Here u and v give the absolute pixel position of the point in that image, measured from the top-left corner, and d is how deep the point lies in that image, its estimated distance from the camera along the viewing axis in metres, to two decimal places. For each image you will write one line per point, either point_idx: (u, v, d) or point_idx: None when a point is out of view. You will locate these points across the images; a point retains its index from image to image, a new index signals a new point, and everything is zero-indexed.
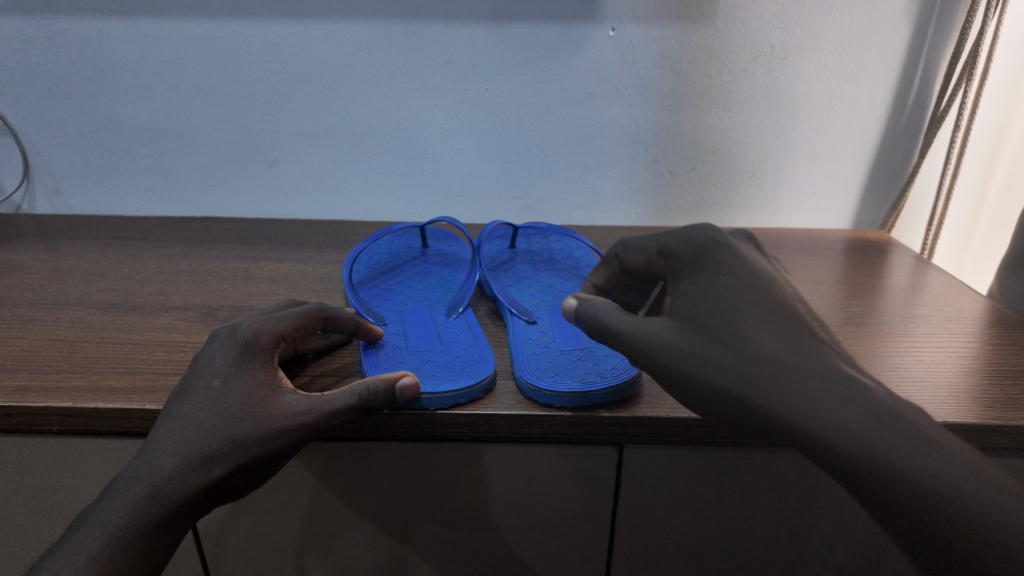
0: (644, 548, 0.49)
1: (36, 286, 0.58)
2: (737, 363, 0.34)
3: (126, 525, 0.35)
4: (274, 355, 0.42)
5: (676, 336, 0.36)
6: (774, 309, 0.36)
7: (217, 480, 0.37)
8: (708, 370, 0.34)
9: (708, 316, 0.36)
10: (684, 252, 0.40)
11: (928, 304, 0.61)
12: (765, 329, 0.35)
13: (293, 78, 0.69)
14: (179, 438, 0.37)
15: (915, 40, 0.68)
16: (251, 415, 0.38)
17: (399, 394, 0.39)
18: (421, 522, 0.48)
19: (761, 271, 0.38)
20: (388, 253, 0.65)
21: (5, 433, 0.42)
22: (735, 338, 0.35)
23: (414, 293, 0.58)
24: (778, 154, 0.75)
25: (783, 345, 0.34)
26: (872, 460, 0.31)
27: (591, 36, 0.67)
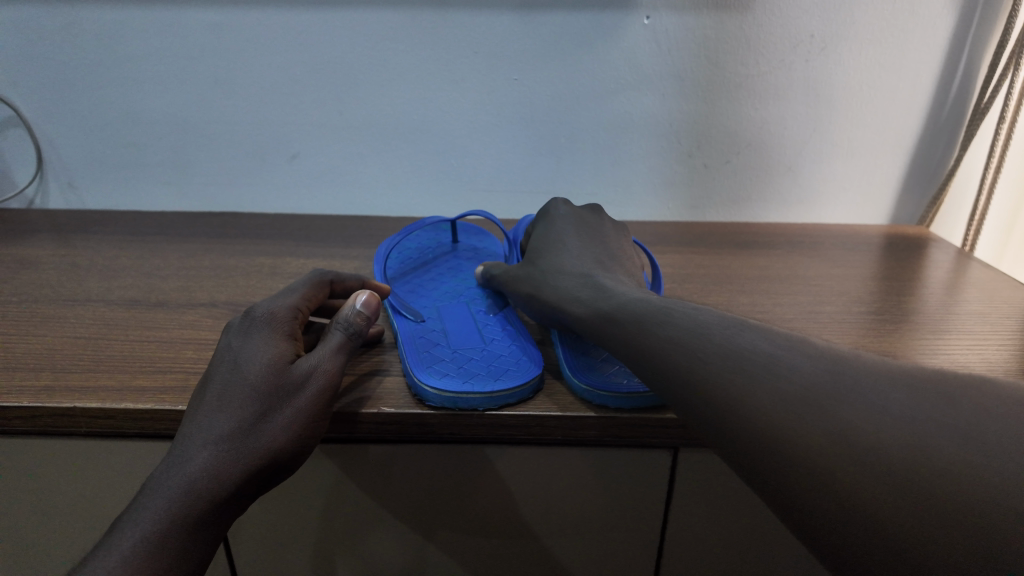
0: (690, 555, 0.47)
1: (55, 282, 0.56)
2: (538, 277, 0.47)
3: (165, 520, 0.32)
4: (293, 328, 0.41)
5: (515, 271, 0.51)
6: (587, 243, 0.50)
7: (254, 466, 0.34)
8: (524, 286, 0.48)
9: (534, 253, 0.50)
10: (540, 224, 0.54)
11: (979, 301, 0.59)
12: (570, 250, 0.49)
13: (316, 68, 0.67)
14: (207, 426, 0.35)
15: (959, 27, 0.65)
16: (276, 386, 0.36)
17: (376, 314, 0.42)
18: (458, 528, 0.46)
19: (589, 226, 0.53)
20: (419, 248, 0.63)
21: (30, 435, 0.40)
22: (545, 260, 0.49)
23: (449, 289, 0.56)
24: (815, 146, 0.73)
25: (572, 264, 0.47)
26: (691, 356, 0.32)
27: (626, 25, 0.65)
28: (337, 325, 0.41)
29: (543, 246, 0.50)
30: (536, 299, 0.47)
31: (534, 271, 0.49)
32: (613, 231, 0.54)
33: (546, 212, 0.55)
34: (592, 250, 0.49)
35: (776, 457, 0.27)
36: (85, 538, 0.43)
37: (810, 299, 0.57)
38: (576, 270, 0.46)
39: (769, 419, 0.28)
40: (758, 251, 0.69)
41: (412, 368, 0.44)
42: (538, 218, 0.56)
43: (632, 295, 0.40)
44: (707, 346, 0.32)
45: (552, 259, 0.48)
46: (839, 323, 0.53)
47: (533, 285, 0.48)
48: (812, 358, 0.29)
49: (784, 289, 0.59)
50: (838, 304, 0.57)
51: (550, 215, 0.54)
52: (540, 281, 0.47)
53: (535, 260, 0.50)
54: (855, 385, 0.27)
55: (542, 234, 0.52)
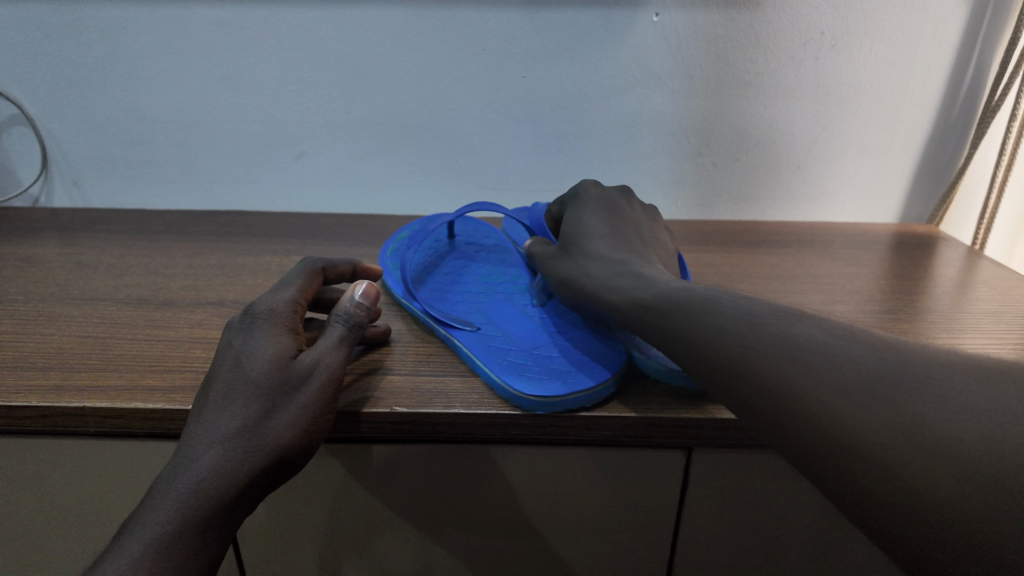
0: (701, 556, 0.47)
1: (61, 281, 0.56)
2: (573, 262, 0.47)
3: (174, 523, 0.32)
4: (295, 321, 0.40)
5: (549, 255, 0.51)
6: (619, 231, 0.50)
7: (262, 464, 0.34)
8: (558, 270, 0.48)
9: (567, 237, 0.50)
10: (572, 207, 0.54)
11: (992, 300, 0.59)
12: (604, 238, 0.48)
13: (323, 66, 0.67)
14: (212, 425, 0.34)
15: (971, 24, 0.65)
16: (280, 384, 0.36)
17: (373, 303, 0.42)
18: (468, 530, 0.46)
19: (620, 214, 0.52)
20: (415, 245, 0.61)
21: (39, 436, 0.39)
22: (579, 245, 0.48)
23: (479, 290, 0.55)
24: (824, 145, 0.72)
25: (608, 251, 0.47)
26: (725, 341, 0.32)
27: (635, 22, 0.64)
28: (338, 319, 0.40)
29: (577, 230, 0.50)
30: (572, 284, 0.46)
31: (569, 256, 0.48)
32: (641, 221, 0.54)
33: (577, 196, 0.55)
34: (625, 236, 0.49)
35: (823, 441, 0.27)
36: (94, 538, 0.42)
37: (821, 298, 0.57)
38: (614, 257, 0.45)
39: (813, 404, 0.28)
40: (768, 250, 0.68)
41: (499, 375, 0.43)
42: (569, 201, 0.56)
43: (668, 282, 0.40)
44: (742, 331, 0.32)
45: (586, 245, 0.48)
46: (852, 322, 0.53)
47: (569, 271, 0.47)
48: (866, 344, 0.29)
49: (796, 288, 0.59)
50: (851, 303, 0.56)
51: (582, 200, 0.54)
52: (576, 266, 0.46)
53: (568, 244, 0.49)
54: (898, 362, 0.28)
55: (574, 217, 0.52)
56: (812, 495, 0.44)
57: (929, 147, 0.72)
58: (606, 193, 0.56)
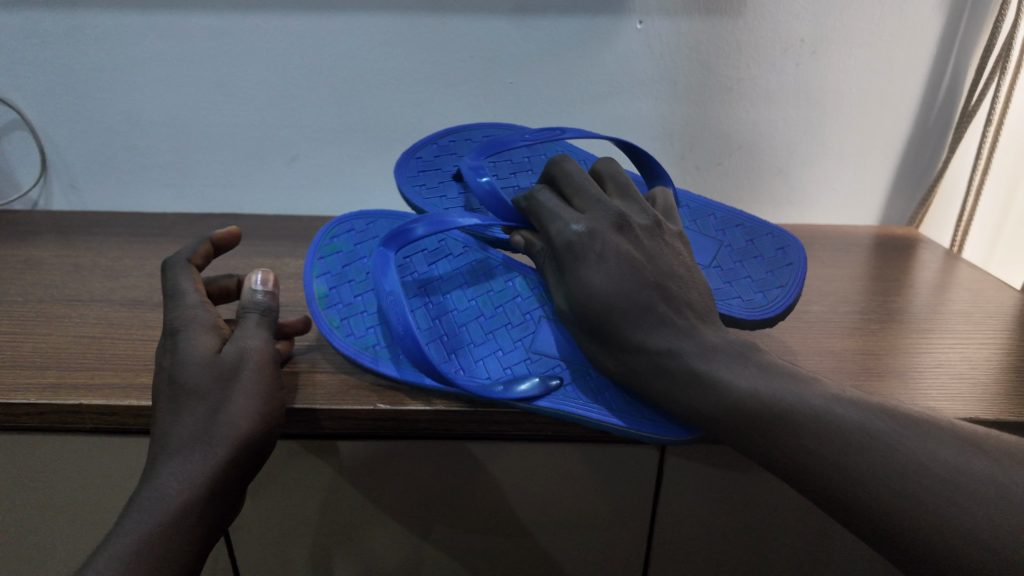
0: (679, 548, 0.49)
1: (59, 283, 0.57)
2: (622, 360, 0.40)
3: (152, 526, 0.33)
4: (211, 317, 0.41)
5: (575, 328, 0.43)
6: (640, 294, 0.40)
7: (227, 456, 0.35)
8: (604, 362, 0.42)
9: (588, 316, 0.41)
10: (561, 248, 0.44)
11: (964, 301, 0.60)
12: (642, 319, 0.40)
13: (315, 73, 0.68)
14: (172, 434, 0.36)
15: (947, 31, 0.66)
16: (217, 384, 0.37)
17: (277, 288, 0.44)
18: (451, 526, 0.47)
19: (631, 257, 0.42)
20: (349, 297, 0.49)
21: (37, 432, 0.41)
22: (616, 335, 0.40)
23: (490, 321, 0.48)
24: (804, 148, 0.74)
25: (657, 348, 0.39)
26: (800, 443, 0.34)
27: (619, 30, 0.66)
28: (248, 308, 0.42)
29: (599, 308, 0.41)
30: (632, 382, 0.40)
31: (610, 345, 0.41)
32: (650, 242, 0.44)
33: (560, 227, 0.44)
34: (649, 303, 0.40)
35: (920, 540, 0.30)
36: (90, 530, 0.44)
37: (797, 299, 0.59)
38: (669, 360, 0.38)
39: (904, 507, 0.31)
40: None
41: (660, 431, 0.40)
42: (550, 229, 0.45)
43: (722, 371, 0.37)
44: (817, 428, 0.34)
45: (624, 336, 0.40)
46: (825, 322, 0.55)
47: (624, 369, 0.40)
48: (906, 419, 0.34)
49: None
50: (824, 302, 0.58)
51: (572, 236, 0.43)
52: (634, 367, 0.40)
53: (595, 323, 0.41)
54: (958, 454, 0.32)
55: (578, 276, 0.42)
56: (783, 492, 0.45)
57: (908, 151, 0.74)
58: (590, 204, 0.45)
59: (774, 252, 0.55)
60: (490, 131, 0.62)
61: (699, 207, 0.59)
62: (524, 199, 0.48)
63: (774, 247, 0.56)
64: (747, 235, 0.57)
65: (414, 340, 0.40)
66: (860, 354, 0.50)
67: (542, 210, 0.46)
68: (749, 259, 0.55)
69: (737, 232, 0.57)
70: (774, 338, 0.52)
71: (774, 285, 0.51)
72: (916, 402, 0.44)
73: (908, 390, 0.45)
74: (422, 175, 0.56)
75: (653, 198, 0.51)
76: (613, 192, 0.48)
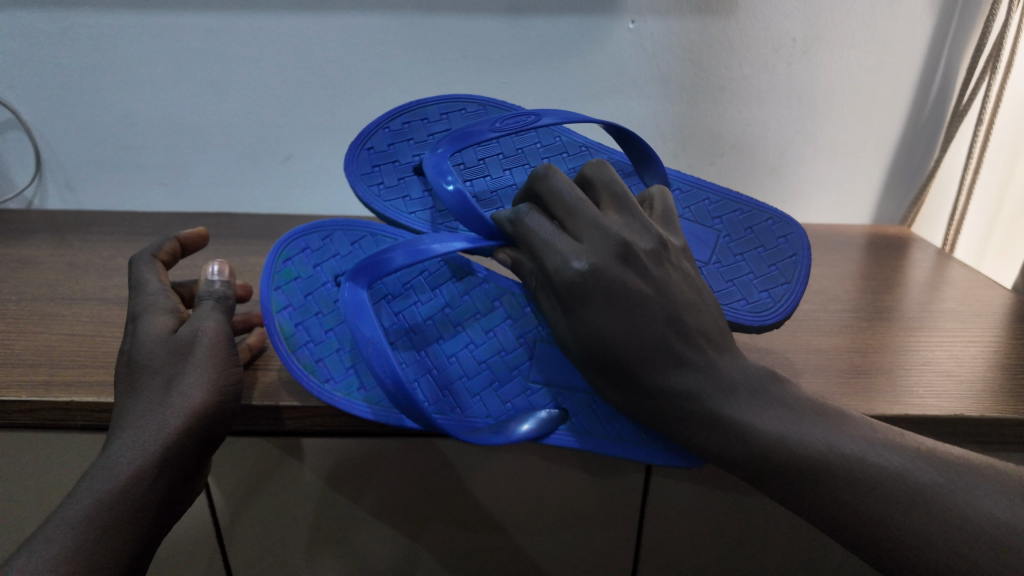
0: (666, 535, 0.50)
1: (52, 281, 0.58)
2: (638, 403, 0.38)
3: (106, 492, 0.34)
4: (172, 303, 0.44)
5: (580, 363, 0.40)
6: (655, 336, 0.37)
7: (180, 427, 0.37)
8: (616, 400, 0.39)
9: (599, 359, 0.38)
10: (561, 285, 0.39)
11: (954, 299, 0.61)
12: (659, 363, 0.37)
13: (308, 72, 0.68)
14: (129, 410, 0.37)
15: (938, 31, 0.67)
16: (170, 359, 0.39)
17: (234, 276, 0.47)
18: (443, 510, 0.49)
19: (639, 294, 0.38)
20: (319, 333, 0.47)
21: (29, 427, 0.42)
22: (630, 379, 0.37)
23: (480, 352, 0.47)
24: (797, 148, 0.74)
25: (678, 395, 0.36)
26: (835, 490, 0.33)
27: (611, 29, 0.66)
28: (207, 293, 0.44)
29: (612, 352, 0.37)
30: (649, 422, 0.38)
31: (623, 385, 0.38)
32: (658, 270, 0.39)
33: (558, 261, 0.39)
34: (665, 345, 0.37)
35: None
36: None
37: None
38: (692, 407, 0.36)
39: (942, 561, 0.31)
40: None
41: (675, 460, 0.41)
42: (546, 260, 0.40)
43: (746, 414, 0.35)
44: (852, 476, 0.33)
45: (640, 380, 0.37)
46: (814, 320, 0.55)
47: (641, 409, 0.38)
48: (931, 456, 0.34)
49: None
50: (814, 301, 0.58)
51: (575, 274, 0.38)
52: (652, 410, 0.37)
53: (607, 365, 0.38)
54: (995, 504, 0.32)
55: (586, 318, 0.38)
56: None
57: (900, 150, 0.74)
58: (587, 226, 0.40)
59: (775, 241, 0.56)
60: (447, 107, 0.57)
61: (693, 190, 0.57)
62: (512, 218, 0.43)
63: (775, 235, 0.56)
64: (745, 220, 0.56)
65: (407, 396, 0.37)
66: (848, 352, 0.50)
67: (536, 238, 0.41)
68: (750, 251, 0.55)
69: (736, 218, 0.56)
70: (763, 336, 0.53)
71: (779, 282, 0.52)
72: (903, 399, 0.44)
73: (895, 386, 0.46)
74: (378, 172, 0.53)
75: (650, 200, 0.47)
76: (608, 205, 0.42)
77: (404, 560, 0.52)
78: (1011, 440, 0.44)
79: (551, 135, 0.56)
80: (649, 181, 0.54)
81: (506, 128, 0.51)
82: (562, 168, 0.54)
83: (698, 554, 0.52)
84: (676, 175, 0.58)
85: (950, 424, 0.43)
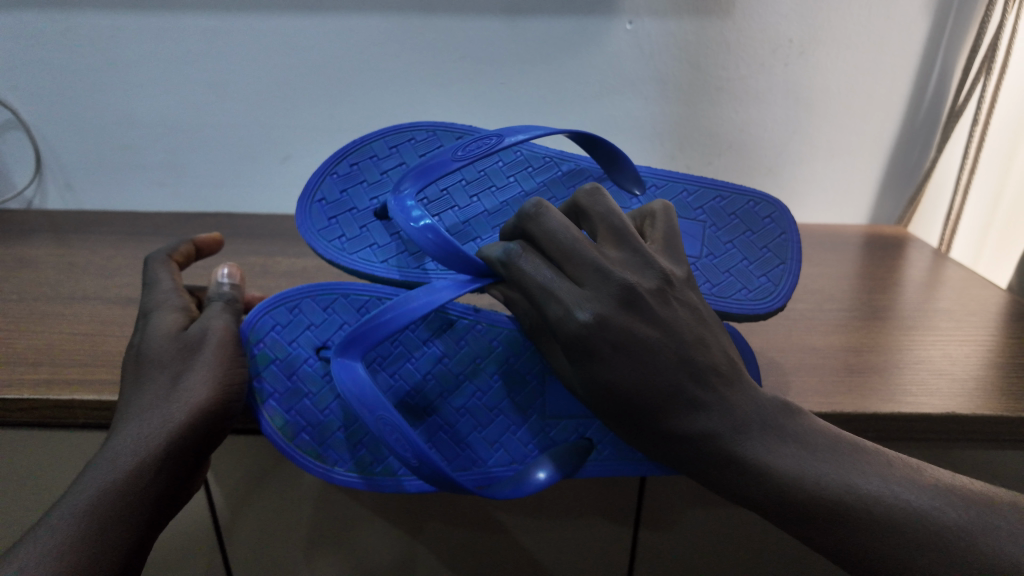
0: (660, 531, 0.51)
1: (53, 281, 0.58)
2: (650, 442, 0.38)
3: (108, 482, 0.35)
4: (183, 301, 0.45)
5: (589, 403, 0.40)
6: (666, 381, 0.37)
7: (184, 421, 0.38)
8: (628, 438, 0.39)
9: (611, 404, 0.38)
10: (563, 335, 0.38)
11: (948, 299, 0.61)
12: (670, 408, 0.36)
13: (307, 73, 0.69)
14: (134, 404, 0.38)
15: (934, 33, 0.67)
16: (177, 356, 0.40)
17: (242, 282, 0.48)
18: (441, 509, 0.50)
19: (646, 340, 0.37)
20: (314, 415, 0.45)
21: (31, 426, 0.43)
22: (643, 423, 0.37)
23: (486, 406, 0.48)
24: (793, 148, 0.75)
25: (691, 438, 0.36)
26: (854, 530, 0.33)
27: (608, 30, 0.66)
28: (216, 295, 0.46)
29: (623, 398, 0.37)
30: (662, 460, 0.39)
31: (635, 427, 0.38)
32: (662, 308, 0.38)
33: (559, 309, 0.38)
34: (673, 391, 0.36)
35: None
36: None
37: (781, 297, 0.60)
38: (706, 448, 0.36)
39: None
40: None
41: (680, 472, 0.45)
42: (546, 306, 0.39)
43: (762, 453, 0.35)
44: (873, 512, 0.33)
45: (653, 424, 0.37)
46: (809, 320, 0.56)
47: (654, 448, 0.38)
48: (954, 490, 0.33)
49: None
50: (810, 300, 0.59)
51: (578, 325, 0.37)
52: (666, 450, 0.38)
53: (618, 409, 0.38)
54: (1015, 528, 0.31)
55: (595, 367, 0.38)
56: None
57: (897, 151, 0.75)
58: (585, 266, 0.39)
59: (761, 222, 0.57)
60: (394, 139, 0.54)
61: (669, 186, 0.56)
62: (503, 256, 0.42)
63: (759, 217, 0.57)
64: (726, 206, 0.57)
65: (433, 467, 0.38)
66: (843, 351, 0.51)
67: (533, 283, 0.40)
68: (739, 236, 0.56)
69: (717, 206, 0.57)
70: (758, 335, 0.53)
71: (774, 264, 0.54)
72: (898, 398, 0.45)
73: (889, 385, 0.46)
74: (335, 224, 0.50)
75: (654, 219, 0.45)
76: (606, 238, 0.41)
77: (403, 558, 0.53)
78: (1003, 437, 0.44)
79: (511, 151, 0.55)
80: (621, 183, 0.55)
81: (470, 154, 0.50)
82: (530, 182, 0.54)
83: (694, 552, 0.52)
84: (651, 171, 0.57)
85: (943, 421, 0.43)
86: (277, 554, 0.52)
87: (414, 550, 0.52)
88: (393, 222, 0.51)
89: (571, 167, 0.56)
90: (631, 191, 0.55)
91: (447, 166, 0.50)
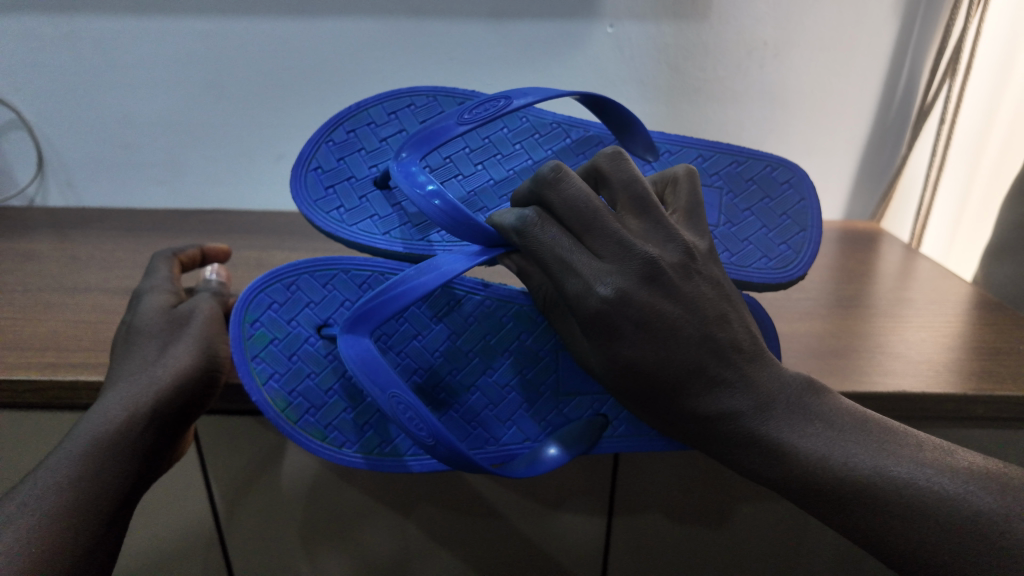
0: (638, 510, 0.54)
1: (54, 273, 0.60)
2: (668, 417, 0.40)
3: (102, 432, 0.40)
4: (175, 287, 0.50)
5: (605, 377, 0.41)
6: (688, 359, 0.38)
7: (169, 383, 0.42)
8: (645, 414, 0.41)
9: (630, 381, 0.39)
10: (584, 310, 0.39)
11: (913, 289, 0.64)
12: (689, 384, 0.38)
13: (299, 75, 0.71)
14: (126, 369, 0.43)
15: (902, 35, 0.70)
16: (165, 329, 0.46)
17: (228, 279, 0.54)
18: (428, 495, 0.53)
19: (669, 318, 0.38)
20: (318, 397, 0.47)
21: (37, 406, 0.45)
22: (662, 400, 0.39)
23: (491, 383, 0.50)
24: (770, 146, 0.78)
25: (713, 415, 0.38)
26: (872, 508, 0.35)
27: (591, 32, 0.69)
28: (204, 288, 0.51)
29: (644, 374, 0.39)
30: (680, 435, 0.40)
31: (653, 401, 0.39)
32: (685, 285, 0.40)
33: (577, 283, 0.39)
34: (697, 368, 0.38)
35: None
36: None
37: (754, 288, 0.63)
38: (725, 426, 0.38)
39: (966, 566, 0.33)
40: None
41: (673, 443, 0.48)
42: (566, 279, 0.40)
43: (787, 434, 0.37)
44: (890, 495, 0.35)
45: (673, 401, 0.39)
46: (779, 309, 0.59)
47: (673, 423, 0.40)
48: (980, 474, 0.35)
49: None
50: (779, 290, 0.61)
51: (603, 301, 0.38)
52: (684, 424, 0.39)
53: (637, 384, 0.39)
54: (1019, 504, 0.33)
55: (617, 342, 0.39)
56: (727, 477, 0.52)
57: (870, 148, 0.78)
58: (608, 240, 0.40)
59: (779, 187, 0.60)
60: (391, 105, 0.56)
61: (683, 152, 0.59)
62: (519, 225, 0.42)
63: (778, 181, 0.60)
64: (741, 170, 0.59)
65: (448, 446, 0.40)
66: (809, 337, 0.54)
67: (552, 254, 0.40)
68: (757, 203, 0.58)
69: (734, 171, 0.59)
70: None
71: (794, 231, 0.57)
72: (855, 378, 0.48)
73: (849, 368, 0.49)
74: (332, 194, 0.53)
75: (677, 185, 0.47)
76: (628, 210, 0.42)
77: (392, 538, 0.55)
78: (953, 415, 0.47)
79: (518, 118, 0.58)
80: (635, 150, 0.57)
81: (476, 118, 0.52)
82: (537, 151, 0.57)
83: (670, 529, 0.56)
84: (663, 138, 0.59)
85: (897, 400, 0.46)
86: (268, 537, 0.55)
87: (402, 532, 0.55)
88: (392, 192, 0.53)
89: (579, 134, 0.58)
90: (645, 157, 0.58)
91: (451, 130, 0.51)
